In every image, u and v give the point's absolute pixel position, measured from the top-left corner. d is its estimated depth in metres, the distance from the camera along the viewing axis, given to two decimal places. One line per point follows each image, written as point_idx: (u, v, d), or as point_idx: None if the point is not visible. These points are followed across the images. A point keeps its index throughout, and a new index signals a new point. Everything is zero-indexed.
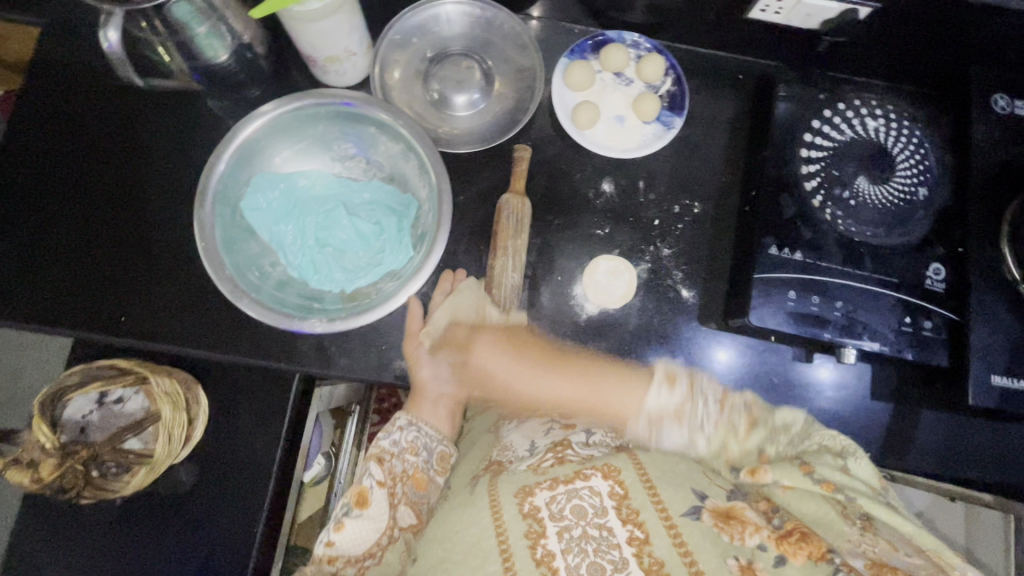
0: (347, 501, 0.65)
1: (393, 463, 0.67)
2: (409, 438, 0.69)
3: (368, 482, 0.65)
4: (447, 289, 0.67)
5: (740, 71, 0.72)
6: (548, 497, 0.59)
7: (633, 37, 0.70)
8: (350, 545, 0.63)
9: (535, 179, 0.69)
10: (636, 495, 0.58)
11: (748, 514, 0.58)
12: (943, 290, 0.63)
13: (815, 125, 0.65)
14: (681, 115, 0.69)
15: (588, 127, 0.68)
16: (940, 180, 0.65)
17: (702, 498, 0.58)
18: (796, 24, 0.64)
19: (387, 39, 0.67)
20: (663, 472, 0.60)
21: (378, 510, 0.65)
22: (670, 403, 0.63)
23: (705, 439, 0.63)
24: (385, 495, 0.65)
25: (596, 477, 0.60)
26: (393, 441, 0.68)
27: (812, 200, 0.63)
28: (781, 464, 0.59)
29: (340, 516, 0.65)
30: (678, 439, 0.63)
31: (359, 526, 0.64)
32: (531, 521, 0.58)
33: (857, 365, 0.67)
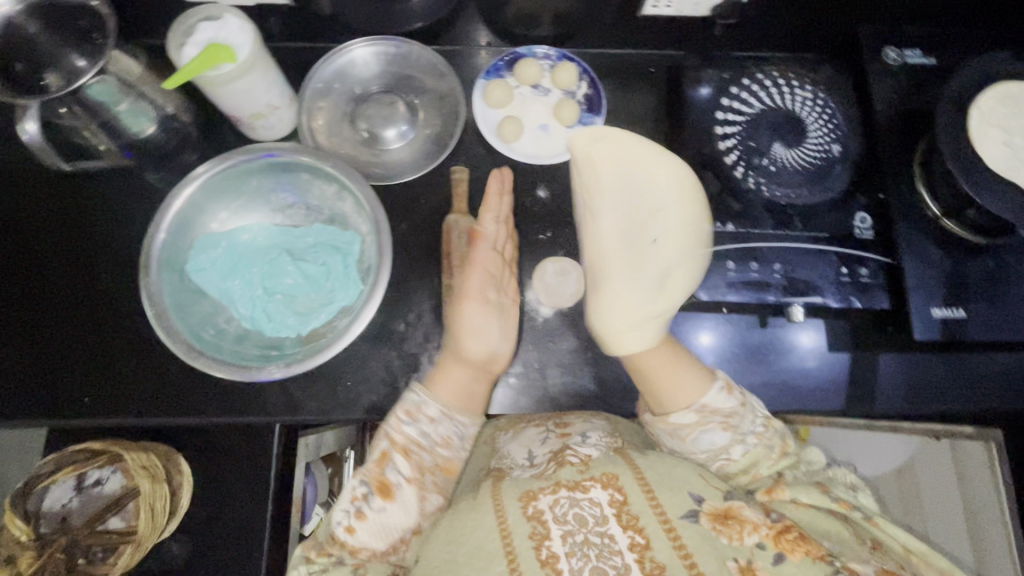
0: (366, 488, 0.60)
1: (420, 456, 0.62)
2: (441, 433, 0.63)
3: (396, 475, 0.60)
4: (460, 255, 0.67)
5: (650, 63, 0.76)
6: (551, 501, 0.57)
7: (542, 50, 0.74)
8: (371, 535, 0.60)
9: (472, 196, 0.71)
10: (636, 501, 0.57)
11: (747, 513, 0.57)
12: (872, 236, 0.65)
13: (725, 102, 0.68)
14: (600, 115, 0.73)
15: (514, 139, 0.71)
16: (851, 133, 0.69)
17: (700, 501, 0.57)
18: (688, 13, 0.68)
19: (308, 88, 0.70)
20: (662, 476, 0.59)
21: (404, 504, 0.60)
22: (723, 407, 0.62)
23: (739, 450, 0.63)
24: (413, 492, 0.61)
25: (596, 488, 0.58)
26: (421, 431, 0.62)
27: (735, 173, 0.65)
28: (799, 485, 0.62)
29: (360, 504, 0.60)
30: (717, 442, 0.63)
31: (384, 516, 0.60)
32: (535, 524, 0.56)
33: (813, 320, 0.69)
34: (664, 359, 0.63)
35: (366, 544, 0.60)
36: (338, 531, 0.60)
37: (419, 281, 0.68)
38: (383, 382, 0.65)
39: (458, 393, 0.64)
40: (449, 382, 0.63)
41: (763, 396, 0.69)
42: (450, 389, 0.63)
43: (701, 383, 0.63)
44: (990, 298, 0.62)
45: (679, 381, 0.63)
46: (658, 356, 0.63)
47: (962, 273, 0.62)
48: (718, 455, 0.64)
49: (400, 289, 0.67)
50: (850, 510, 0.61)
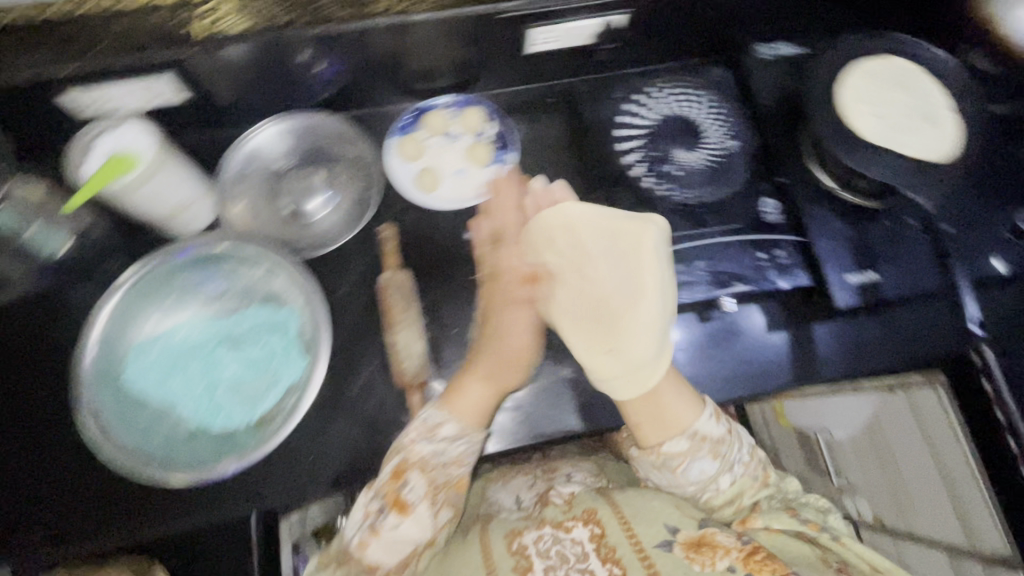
0: (381, 503, 0.59)
1: (434, 474, 0.60)
2: (454, 451, 0.61)
3: (411, 493, 0.58)
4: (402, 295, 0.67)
5: (550, 94, 0.80)
6: (533, 538, 0.60)
7: (445, 99, 0.77)
8: (383, 551, 0.59)
9: (403, 249, 0.72)
10: (614, 533, 0.59)
11: (720, 538, 0.57)
12: (780, 219, 0.70)
13: (622, 121, 0.73)
14: (513, 150, 0.76)
15: (433, 189, 0.73)
16: (744, 127, 0.73)
17: (674, 531, 0.58)
18: (571, 45, 0.72)
19: (223, 175, 0.71)
20: (636, 511, 0.61)
21: (419, 520, 0.59)
22: (711, 433, 0.62)
23: (727, 479, 0.64)
24: (428, 509, 0.59)
25: (577, 526, 0.61)
26: (435, 450, 0.60)
27: (645, 183, 0.70)
28: (770, 512, 0.64)
29: (375, 519, 0.58)
30: (706, 472, 0.63)
31: (399, 532, 0.58)
32: (518, 557, 0.58)
33: (747, 305, 0.71)
34: (671, 393, 0.62)
35: (381, 559, 0.59)
36: (354, 543, 0.59)
37: (364, 343, 0.68)
38: (345, 453, 0.65)
39: (473, 408, 0.62)
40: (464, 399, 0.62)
41: (717, 390, 0.69)
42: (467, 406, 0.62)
43: (690, 412, 0.62)
44: (896, 257, 0.67)
45: (671, 406, 0.62)
46: (655, 383, 0.62)
47: (867, 238, 0.67)
48: (707, 487, 0.64)
49: (346, 356, 0.67)
50: (821, 532, 0.62)
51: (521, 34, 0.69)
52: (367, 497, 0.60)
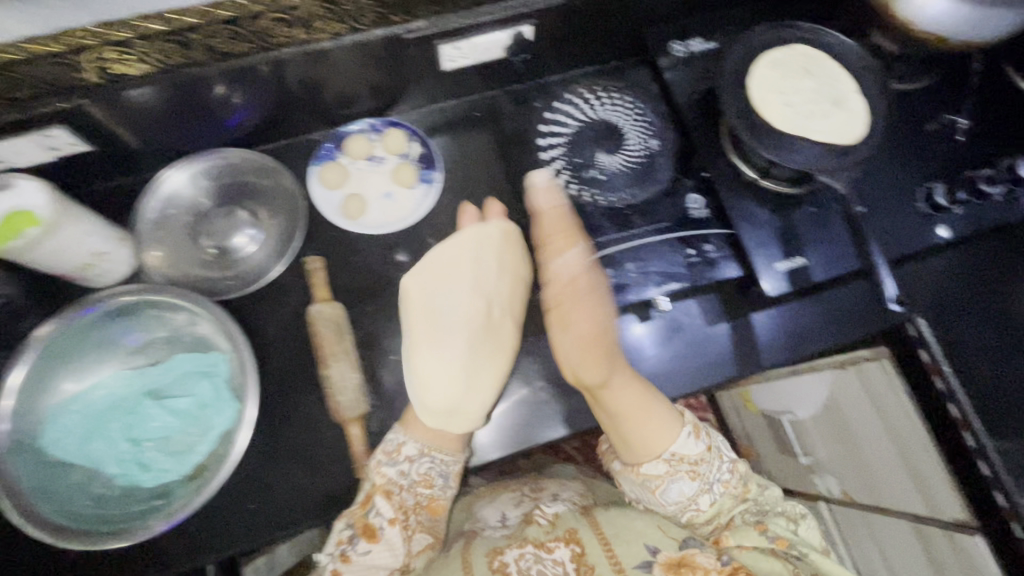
0: (351, 531, 0.60)
1: (401, 496, 0.62)
2: (418, 470, 0.64)
3: (379, 518, 0.60)
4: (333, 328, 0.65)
5: (474, 109, 0.80)
6: (515, 555, 0.63)
7: (367, 124, 0.77)
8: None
9: (334, 279, 0.70)
10: (592, 552, 0.63)
11: (700, 559, 0.62)
12: (707, 214, 0.70)
13: (542, 130, 0.73)
14: (437, 168, 0.75)
15: (360, 215, 0.72)
16: (665, 125, 0.74)
17: (655, 551, 0.62)
18: (485, 59, 0.72)
19: (141, 222, 0.69)
20: (616, 531, 0.66)
21: (391, 545, 0.61)
22: (689, 454, 0.67)
23: (705, 500, 0.67)
24: (398, 532, 0.61)
25: (560, 547, 0.65)
26: (400, 471, 0.62)
27: (568, 190, 0.70)
28: (741, 528, 0.66)
29: (346, 546, 0.60)
30: (686, 492, 0.66)
31: (370, 557, 0.60)
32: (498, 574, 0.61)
33: (688, 300, 0.72)
34: (653, 407, 0.66)
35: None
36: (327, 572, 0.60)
37: (300, 381, 0.66)
38: (291, 496, 0.62)
39: (434, 433, 0.64)
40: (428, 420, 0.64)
41: (665, 386, 0.70)
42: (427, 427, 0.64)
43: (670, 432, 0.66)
44: (822, 240, 0.67)
45: (655, 432, 0.66)
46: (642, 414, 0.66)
47: (792, 223, 0.68)
48: (687, 506, 0.67)
49: (283, 396, 0.65)
50: (788, 549, 0.64)
51: (435, 50, 0.68)
52: (338, 526, 0.61)
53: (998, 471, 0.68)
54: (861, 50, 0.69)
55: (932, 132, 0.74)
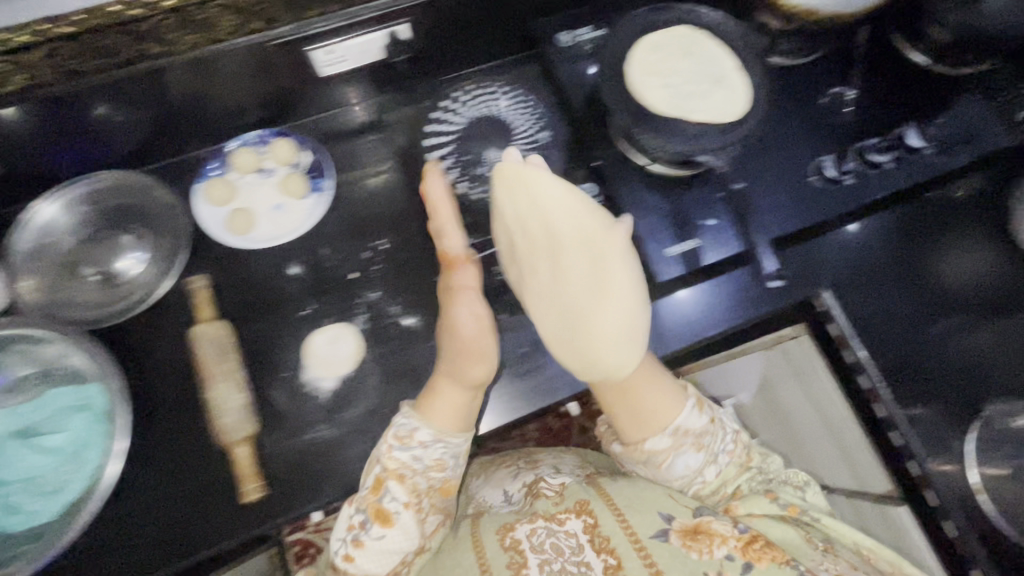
0: (364, 516, 0.58)
1: (415, 480, 0.60)
2: (433, 455, 0.60)
3: (391, 502, 0.58)
4: (217, 349, 0.63)
5: (368, 112, 0.76)
6: (527, 531, 0.58)
7: (253, 136, 0.75)
8: (371, 562, 0.58)
9: (221, 298, 0.68)
10: (606, 524, 0.58)
11: (716, 526, 0.58)
12: (601, 202, 0.68)
13: (432, 129, 0.74)
14: (330, 177, 0.74)
15: (249, 231, 0.70)
16: (556, 117, 0.72)
17: (668, 519, 0.58)
18: (364, 62, 0.69)
19: (14, 255, 0.66)
20: (629, 501, 0.60)
21: (404, 529, 0.59)
22: (695, 426, 0.63)
23: (712, 470, 0.64)
24: (411, 517, 0.59)
25: (571, 519, 0.59)
26: (414, 456, 0.59)
27: (458, 189, 0.70)
28: (750, 497, 0.64)
29: (358, 531, 0.59)
30: (692, 465, 0.63)
31: (383, 542, 0.58)
32: (512, 553, 0.56)
33: None
34: (641, 387, 0.61)
35: (374, 567, 0.59)
36: (341, 556, 0.59)
37: (185, 406, 0.63)
38: (176, 529, 0.59)
39: (454, 413, 0.60)
40: (441, 403, 0.60)
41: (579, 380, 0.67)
42: (443, 411, 0.60)
43: (669, 408, 0.62)
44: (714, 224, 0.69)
45: (667, 406, 0.62)
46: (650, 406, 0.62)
47: (682, 206, 0.68)
48: (693, 479, 0.64)
49: (168, 425, 0.62)
50: (799, 515, 0.63)
51: (300, 55, 0.65)
52: (349, 509, 0.60)
53: (908, 438, 0.68)
54: (741, 28, 0.68)
55: (818, 108, 0.74)
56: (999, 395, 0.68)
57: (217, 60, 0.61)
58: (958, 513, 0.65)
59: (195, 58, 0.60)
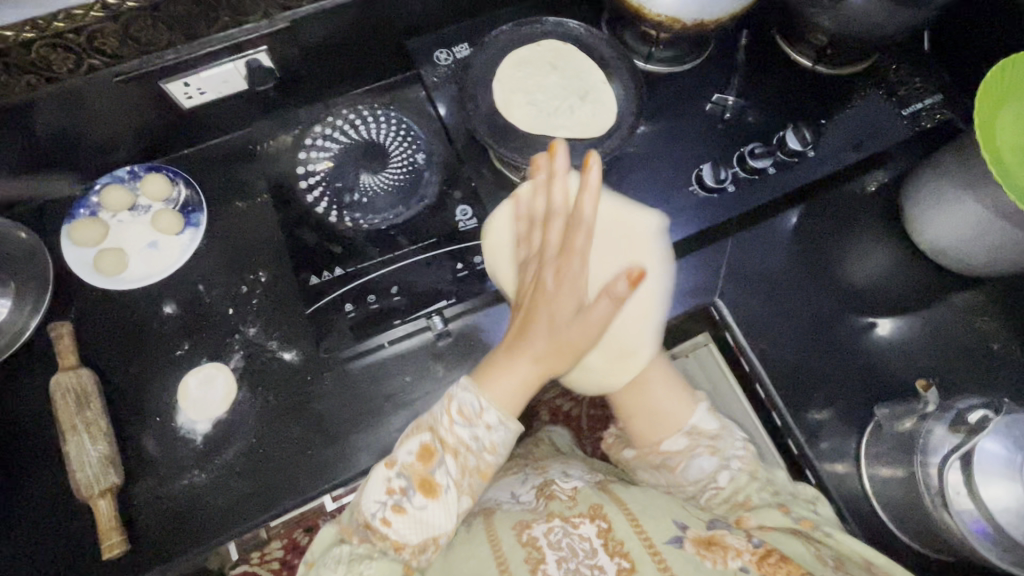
0: (407, 482, 0.52)
1: (467, 457, 0.53)
2: (493, 439, 0.53)
3: (442, 475, 0.53)
4: (76, 399, 0.60)
5: (248, 143, 0.76)
6: (544, 528, 0.55)
7: (126, 171, 0.72)
8: (408, 530, 0.52)
9: (89, 345, 0.65)
10: (620, 527, 0.54)
11: (732, 539, 0.53)
12: (477, 223, 0.67)
13: (303, 156, 0.71)
14: (204, 211, 0.72)
15: (120, 270, 0.68)
16: (431, 138, 0.71)
17: (684, 528, 0.54)
18: (228, 92, 0.68)
19: None
20: (644, 507, 0.56)
21: (447, 505, 0.53)
22: (708, 428, 0.61)
23: (725, 476, 0.59)
24: (457, 496, 0.53)
25: (584, 522, 0.55)
26: (475, 435, 0.53)
27: (329, 218, 0.67)
28: (762, 509, 0.56)
29: (399, 497, 0.52)
30: (705, 470, 0.60)
31: (425, 513, 0.52)
32: (529, 549, 0.53)
33: None
34: (654, 385, 0.63)
35: (405, 539, 0.52)
36: (376, 519, 0.52)
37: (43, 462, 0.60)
38: None
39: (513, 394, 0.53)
40: (503, 379, 0.53)
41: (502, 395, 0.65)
42: (506, 389, 0.52)
43: (684, 410, 0.62)
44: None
45: (671, 409, 0.62)
46: (659, 398, 0.62)
47: None
48: (705, 486, 0.59)
49: (30, 480, 0.60)
50: (815, 530, 0.55)
51: (162, 89, 0.64)
52: (389, 471, 0.53)
53: (803, 446, 0.69)
54: (605, 41, 0.69)
55: (702, 114, 0.74)
56: (889, 394, 0.71)
57: (84, 88, 0.61)
58: (847, 517, 0.67)
59: (56, 91, 0.59)
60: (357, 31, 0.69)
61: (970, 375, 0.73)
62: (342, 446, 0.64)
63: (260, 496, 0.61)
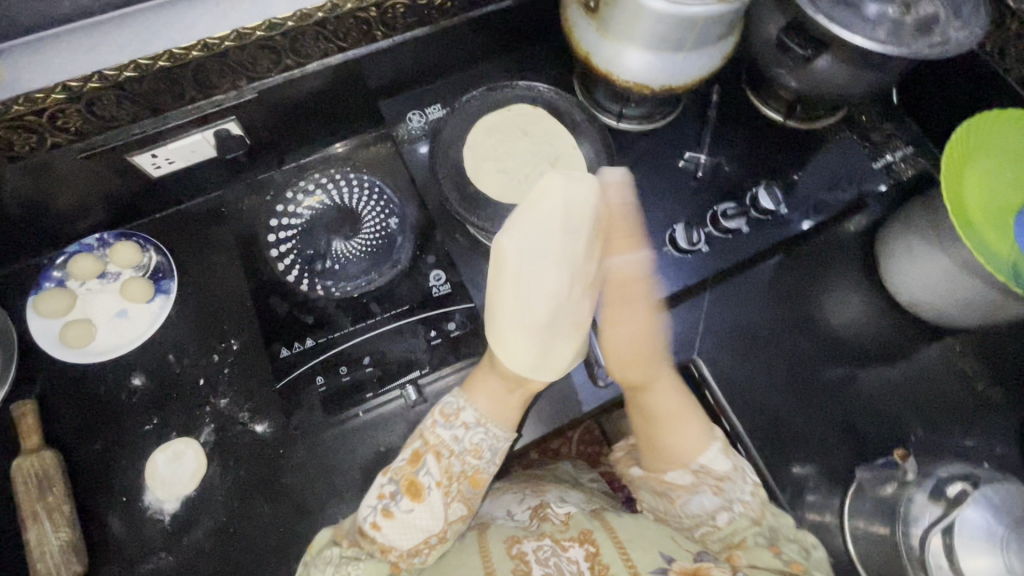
0: (396, 486, 0.56)
1: (450, 461, 0.58)
2: (472, 440, 0.59)
3: (426, 478, 0.57)
4: (38, 481, 0.58)
5: (221, 205, 0.75)
6: (534, 544, 0.54)
7: (95, 238, 0.71)
8: (395, 534, 0.55)
9: (54, 422, 0.64)
10: (607, 553, 0.53)
11: (717, 572, 0.50)
12: (451, 288, 0.66)
13: (274, 223, 0.70)
14: (175, 276, 0.71)
15: (87, 341, 0.66)
16: (404, 201, 0.71)
17: (669, 559, 0.52)
18: (196, 160, 0.68)
19: None
20: (633, 535, 0.54)
21: (432, 508, 0.56)
22: (716, 469, 0.58)
23: (725, 517, 0.57)
24: (441, 497, 0.57)
25: (573, 545, 0.54)
26: (455, 436, 0.58)
27: (300, 287, 0.66)
28: (753, 548, 0.54)
29: (388, 502, 0.56)
30: (706, 506, 0.58)
31: (411, 517, 0.55)
32: (517, 561, 0.53)
33: None
34: (672, 419, 0.60)
35: (393, 541, 0.55)
36: (367, 523, 0.55)
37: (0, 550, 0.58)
38: None
39: (493, 400, 0.60)
40: (486, 385, 0.60)
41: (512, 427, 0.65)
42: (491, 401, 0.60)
43: (692, 447, 0.59)
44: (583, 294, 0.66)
45: (676, 439, 0.60)
46: (677, 426, 0.60)
47: None
48: (704, 521, 0.58)
49: None
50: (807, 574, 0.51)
51: (129, 160, 0.64)
52: (382, 477, 0.58)
53: (787, 505, 0.67)
54: (575, 105, 0.70)
55: (675, 171, 0.74)
56: (875, 451, 0.70)
57: (51, 163, 0.60)
58: None
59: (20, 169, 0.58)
60: (329, 96, 0.69)
61: (953, 428, 0.72)
62: (315, 521, 0.62)
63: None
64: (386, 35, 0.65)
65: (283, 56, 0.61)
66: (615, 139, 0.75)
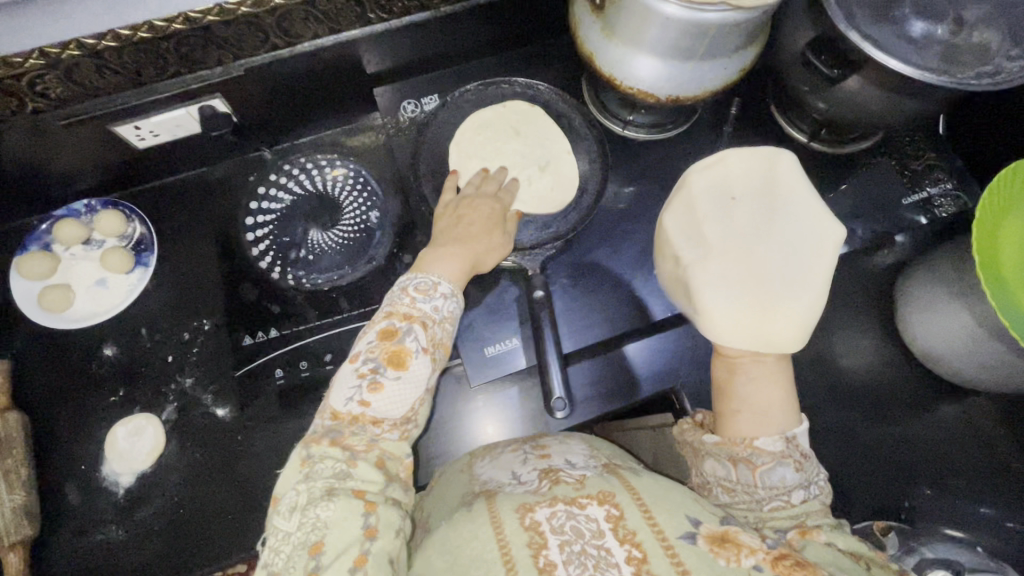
0: (377, 360, 0.46)
1: (433, 329, 0.49)
2: (450, 309, 0.51)
3: (409, 346, 0.47)
4: None
5: (208, 182, 0.74)
6: (548, 512, 0.42)
7: (84, 204, 0.71)
8: (387, 408, 0.45)
9: (25, 384, 0.65)
10: (632, 516, 0.41)
11: (745, 538, 0.42)
12: None
13: (253, 207, 0.68)
14: (156, 251, 0.70)
15: (64, 307, 0.66)
16: (388, 194, 0.68)
17: (698, 523, 0.42)
18: (180, 135, 0.66)
19: None
20: (658, 497, 0.43)
21: (417, 379, 0.47)
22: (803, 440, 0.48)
23: (800, 495, 0.46)
24: (429, 365, 0.48)
25: (589, 503, 0.42)
26: (434, 307, 0.50)
27: (271, 275, 0.64)
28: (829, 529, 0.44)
29: (371, 376, 0.46)
30: (787, 480, 0.46)
31: (399, 390, 0.46)
32: (533, 532, 0.41)
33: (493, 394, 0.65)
34: (775, 386, 0.50)
35: (386, 414, 0.45)
36: (348, 408, 0.45)
37: None
38: None
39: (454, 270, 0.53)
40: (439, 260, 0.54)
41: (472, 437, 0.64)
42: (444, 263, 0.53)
43: (785, 414, 0.49)
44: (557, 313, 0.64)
45: (769, 397, 0.49)
46: (775, 393, 0.50)
47: (504, 302, 0.64)
48: (776, 496, 0.46)
49: None
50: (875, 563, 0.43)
51: (112, 131, 0.63)
52: (353, 363, 0.47)
53: None
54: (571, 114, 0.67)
55: None
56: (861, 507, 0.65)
57: (32, 130, 0.59)
58: None
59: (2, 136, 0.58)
60: (321, 77, 0.66)
61: (960, 492, 0.66)
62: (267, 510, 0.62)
63: (177, 557, 0.60)
64: (381, 19, 0.61)
65: (272, 35, 0.58)
66: (619, 148, 0.70)
